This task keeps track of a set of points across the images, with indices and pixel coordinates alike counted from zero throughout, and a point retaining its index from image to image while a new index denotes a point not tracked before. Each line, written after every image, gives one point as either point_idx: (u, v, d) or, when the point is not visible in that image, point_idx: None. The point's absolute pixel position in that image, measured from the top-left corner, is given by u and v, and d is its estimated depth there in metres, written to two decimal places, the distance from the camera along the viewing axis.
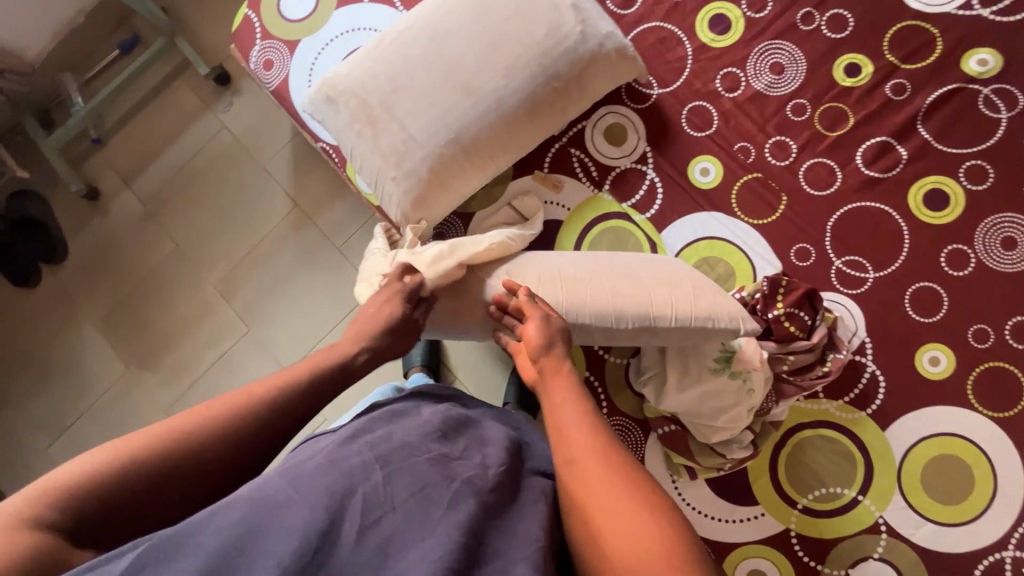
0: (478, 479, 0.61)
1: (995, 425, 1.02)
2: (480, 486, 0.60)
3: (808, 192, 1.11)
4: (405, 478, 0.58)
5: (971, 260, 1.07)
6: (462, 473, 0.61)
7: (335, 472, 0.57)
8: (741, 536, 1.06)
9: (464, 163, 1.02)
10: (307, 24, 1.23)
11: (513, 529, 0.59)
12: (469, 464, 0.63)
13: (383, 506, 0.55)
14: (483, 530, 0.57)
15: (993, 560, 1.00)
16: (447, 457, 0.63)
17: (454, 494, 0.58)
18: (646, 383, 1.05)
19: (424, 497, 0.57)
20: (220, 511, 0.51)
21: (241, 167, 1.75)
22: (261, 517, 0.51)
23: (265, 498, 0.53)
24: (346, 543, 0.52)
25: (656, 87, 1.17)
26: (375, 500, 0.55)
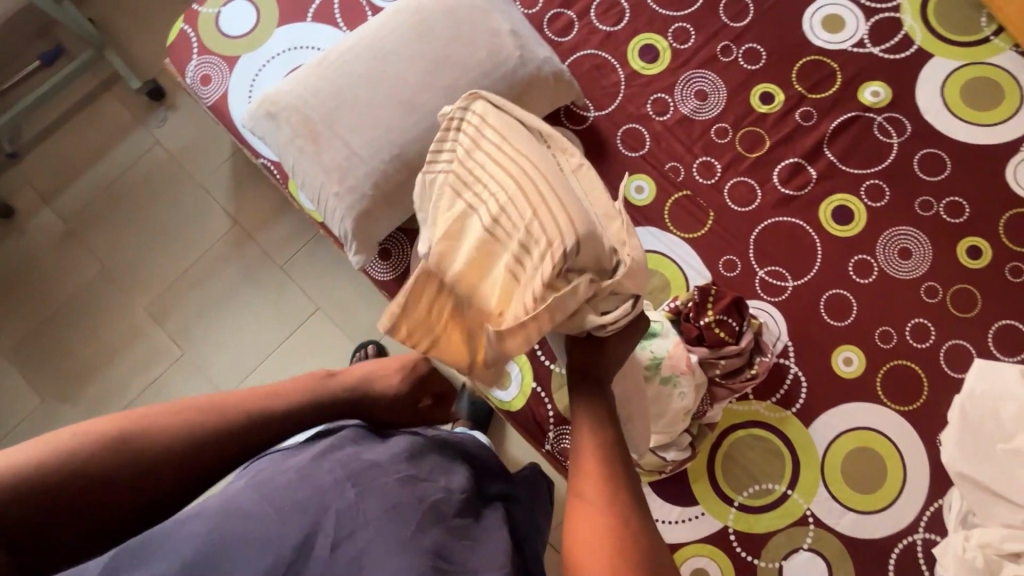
0: (444, 504, 0.60)
1: (902, 417, 1.13)
2: (446, 512, 0.60)
3: (732, 208, 1.20)
4: (376, 497, 0.57)
5: (875, 268, 1.18)
6: (431, 495, 0.60)
7: (306, 489, 0.55)
8: (683, 536, 1.11)
9: (407, 178, 1.04)
10: (247, 41, 1.22)
11: (478, 553, 0.59)
12: (435, 485, 0.62)
13: (356, 523, 0.54)
14: (449, 550, 0.57)
15: (906, 543, 1.09)
16: (416, 477, 0.61)
17: (424, 515, 0.58)
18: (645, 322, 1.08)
19: (395, 516, 0.56)
20: (195, 521, 0.51)
21: (176, 184, 1.69)
22: (232, 532, 0.51)
23: (235, 512, 0.52)
24: (319, 558, 0.52)
25: (593, 110, 1.24)
26: (348, 519, 0.54)
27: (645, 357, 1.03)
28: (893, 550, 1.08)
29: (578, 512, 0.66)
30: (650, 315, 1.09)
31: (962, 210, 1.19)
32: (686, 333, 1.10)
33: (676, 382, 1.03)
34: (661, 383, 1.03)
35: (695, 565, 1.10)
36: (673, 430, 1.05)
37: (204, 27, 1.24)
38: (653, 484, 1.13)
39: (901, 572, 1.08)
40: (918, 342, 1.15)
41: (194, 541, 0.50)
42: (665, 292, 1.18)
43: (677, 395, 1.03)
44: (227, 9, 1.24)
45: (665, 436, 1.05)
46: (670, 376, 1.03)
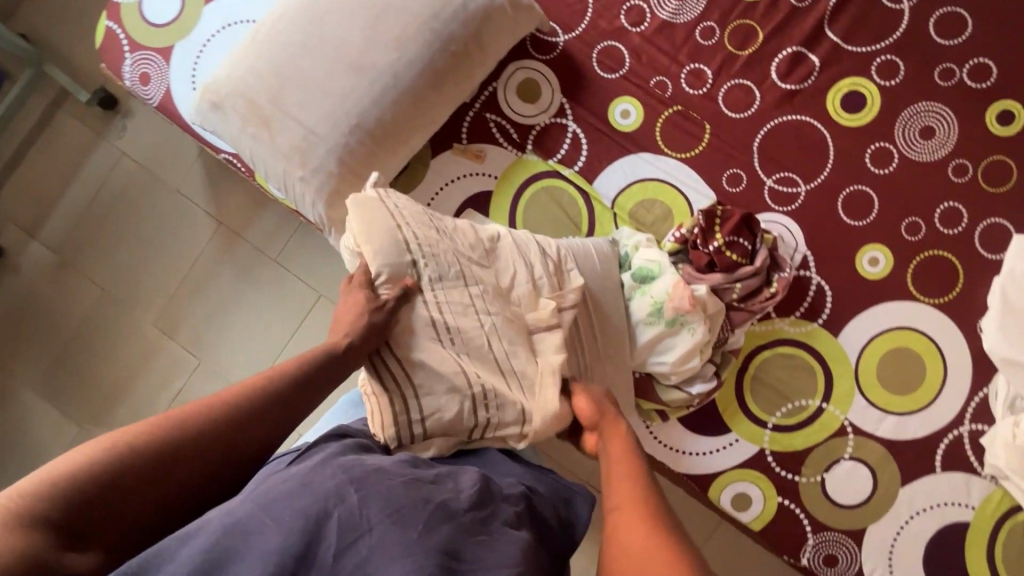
0: (453, 500, 0.57)
1: (938, 311, 1.06)
2: (455, 508, 0.56)
3: (729, 116, 1.10)
4: (379, 501, 0.54)
5: (894, 156, 1.08)
6: (437, 495, 0.57)
7: (307, 497, 0.53)
8: (720, 465, 1.09)
9: (373, 149, 0.96)
10: (178, 27, 1.12)
11: (493, 544, 0.55)
12: (444, 486, 0.59)
13: (358, 529, 0.52)
14: (458, 548, 0.53)
15: (952, 438, 1.05)
16: (422, 480, 0.58)
17: (429, 515, 0.54)
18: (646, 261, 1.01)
19: (397, 519, 0.53)
20: (197, 536, 0.50)
21: (153, 193, 1.63)
22: (232, 543, 0.50)
23: (237, 522, 0.51)
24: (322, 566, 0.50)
25: (562, 34, 1.13)
26: (350, 524, 0.52)
27: (645, 304, 0.98)
28: (939, 446, 1.05)
29: (620, 515, 0.55)
30: (652, 254, 1.02)
31: (989, 72, 1.06)
32: (696, 263, 1.03)
33: (680, 322, 0.97)
34: (668, 326, 0.98)
35: (735, 491, 1.09)
36: (687, 370, 1.00)
37: (129, 20, 1.14)
38: (682, 420, 1.11)
39: (949, 466, 1.05)
40: (949, 228, 1.06)
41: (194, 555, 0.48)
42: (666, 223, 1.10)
43: (686, 336, 0.98)
44: None
45: (680, 375, 1.01)
46: (675, 316, 0.97)
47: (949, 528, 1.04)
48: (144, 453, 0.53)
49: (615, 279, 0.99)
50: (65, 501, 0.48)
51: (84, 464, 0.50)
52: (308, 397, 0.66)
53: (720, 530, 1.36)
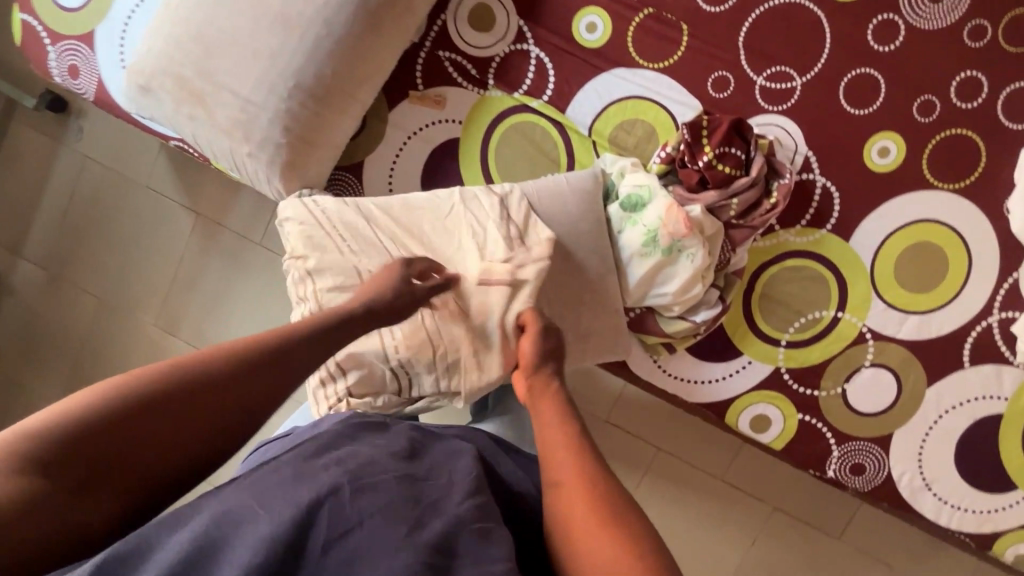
0: (451, 496, 0.53)
1: (960, 196, 0.97)
2: (451, 504, 0.52)
3: (707, 11, 0.98)
4: (372, 496, 0.50)
5: (900, 27, 0.95)
6: (432, 493, 0.53)
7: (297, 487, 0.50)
8: (735, 390, 1.06)
9: (319, 110, 0.88)
10: (93, 9, 1.03)
11: (492, 535, 0.50)
12: (439, 481, 0.55)
13: (348, 521, 0.48)
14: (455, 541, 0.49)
15: (980, 330, 0.98)
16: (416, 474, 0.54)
17: (422, 514, 0.50)
18: (636, 185, 0.94)
19: (390, 514, 0.49)
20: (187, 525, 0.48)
21: (124, 193, 1.58)
22: (219, 534, 0.48)
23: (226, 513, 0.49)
24: (311, 555, 0.47)
25: None
26: (340, 515, 0.48)
27: (638, 235, 0.92)
28: (967, 340, 0.99)
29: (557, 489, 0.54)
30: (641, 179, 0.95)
31: None
32: (687, 182, 0.95)
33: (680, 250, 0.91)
34: (664, 254, 0.91)
35: (753, 414, 1.06)
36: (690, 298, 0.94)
37: (42, 9, 1.05)
38: (691, 350, 1.06)
39: (978, 359, 0.99)
40: (968, 101, 0.95)
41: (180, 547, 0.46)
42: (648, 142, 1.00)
43: (685, 263, 0.92)
44: None
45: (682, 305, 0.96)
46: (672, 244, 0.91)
47: (982, 422, 1.00)
48: (163, 385, 0.51)
49: (599, 212, 0.93)
50: (95, 423, 0.48)
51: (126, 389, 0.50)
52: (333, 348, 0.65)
53: (743, 453, 1.34)
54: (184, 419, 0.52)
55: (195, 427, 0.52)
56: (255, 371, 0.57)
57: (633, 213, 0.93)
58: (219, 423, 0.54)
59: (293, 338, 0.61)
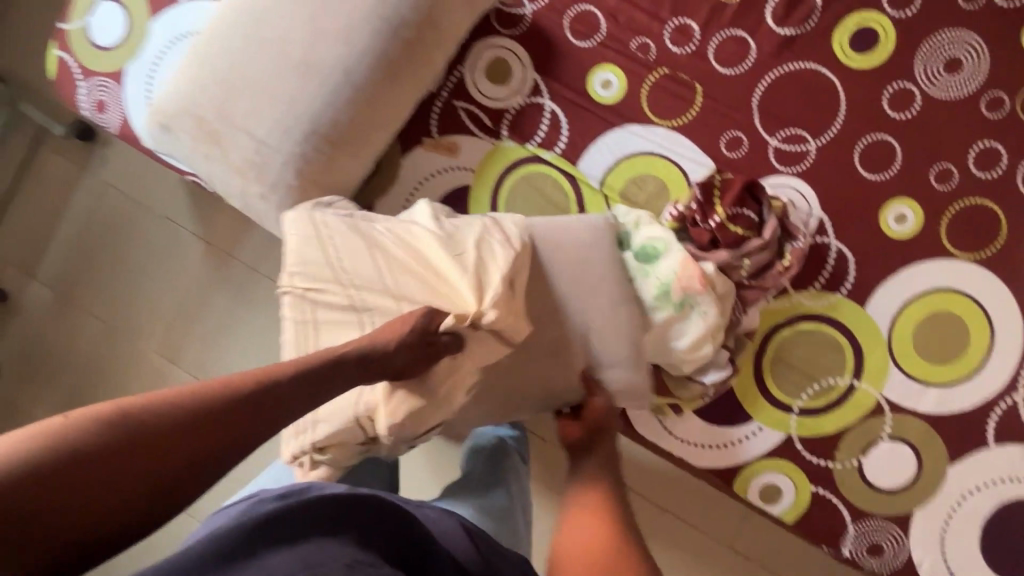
0: None
1: (981, 266, 0.94)
2: None
3: (722, 73, 0.99)
4: None
5: (916, 95, 0.95)
6: None
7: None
8: (745, 456, 1.01)
9: (332, 154, 0.89)
10: (125, 48, 1.07)
11: None
12: None
13: None
14: None
15: (1005, 406, 0.94)
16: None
17: None
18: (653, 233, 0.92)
19: None
20: None
21: (140, 221, 1.61)
22: None
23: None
24: None
25: (528, 3, 1.03)
26: None
27: (650, 287, 0.90)
28: (990, 417, 0.94)
29: None
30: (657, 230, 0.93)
31: None
32: (698, 240, 0.93)
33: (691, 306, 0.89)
34: (676, 309, 0.89)
35: (763, 483, 1.00)
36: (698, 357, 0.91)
37: (76, 46, 1.09)
38: (699, 412, 1.02)
39: (1004, 438, 0.94)
40: (986, 171, 0.94)
41: None
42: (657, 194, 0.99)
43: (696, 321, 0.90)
44: (93, 18, 1.09)
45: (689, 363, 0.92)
46: (683, 300, 0.89)
47: (1010, 506, 0.93)
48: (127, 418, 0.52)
49: (615, 256, 0.90)
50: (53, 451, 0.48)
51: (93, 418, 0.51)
52: (313, 395, 0.66)
53: (752, 519, 1.27)
54: (148, 451, 0.52)
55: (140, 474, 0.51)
56: (211, 417, 0.56)
57: (645, 262, 0.91)
58: (172, 471, 0.53)
59: (259, 385, 0.61)
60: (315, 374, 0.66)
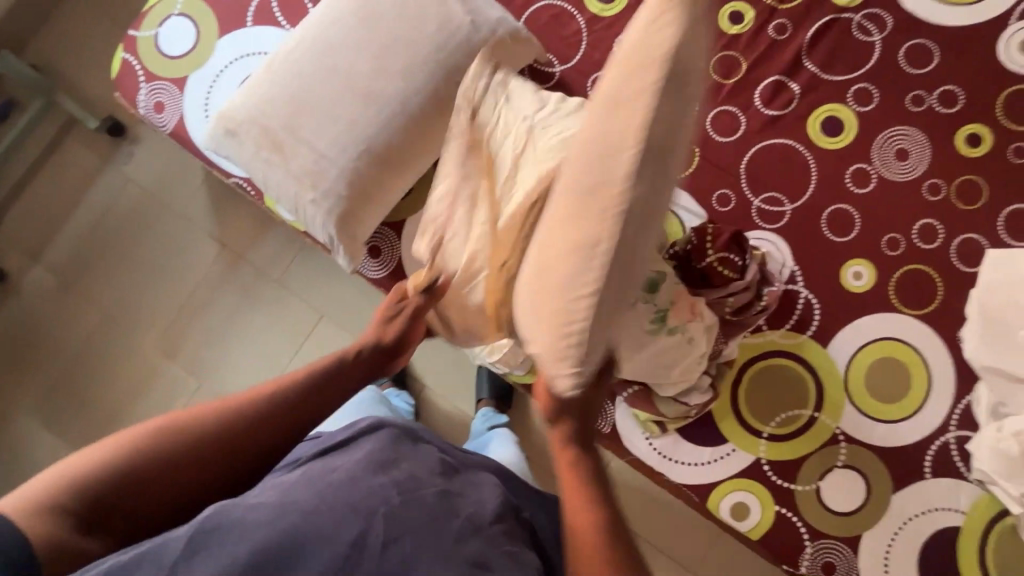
0: (478, 515, 0.64)
1: (922, 321, 1.11)
2: (480, 522, 0.63)
3: (717, 140, 1.16)
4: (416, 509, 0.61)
5: (872, 175, 1.14)
6: (465, 509, 0.64)
7: (356, 493, 0.61)
8: (719, 475, 1.12)
9: (381, 172, 1.01)
10: (192, 59, 1.18)
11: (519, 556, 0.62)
12: (468, 499, 0.66)
13: (403, 526, 0.59)
14: (490, 557, 0.60)
15: (940, 443, 1.09)
16: (449, 492, 0.66)
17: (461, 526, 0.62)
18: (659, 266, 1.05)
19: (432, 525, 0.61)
20: (260, 510, 0.59)
21: (156, 217, 1.67)
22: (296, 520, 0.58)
23: (305, 509, 0.59)
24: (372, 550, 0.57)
25: (558, 64, 1.20)
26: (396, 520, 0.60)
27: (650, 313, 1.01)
28: (927, 452, 1.09)
29: None
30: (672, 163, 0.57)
31: (957, 99, 1.15)
32: (690, 277, 1.06)
33: (588, 217, 0.56)
34: (669, 334, 1.01)
35: (734, 501, 1.11)
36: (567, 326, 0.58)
37: (145, 52, 1.20)
38: (681, 431, 1.14)
39: (938, 471, 1.09)
40: (927, 243, 1.13)
41: (263, 532, 0.57)
42: (668, 15, 0.54)
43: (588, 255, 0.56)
44: (164, 29, 1.19)
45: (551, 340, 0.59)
46: (589, 224, 0.55)
47: (942, 532, 1.07)
48: (176, 435, 0.66)
49: None
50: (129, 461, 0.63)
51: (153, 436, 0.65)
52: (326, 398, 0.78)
53: (721, 542, 1.37)
54: (191, 463, 0.66)
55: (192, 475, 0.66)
56: (238, 434, 0.69)
57: None
58: (218, 472, 0.68)
59: (275, 397, 0.73)
60: (322, 383, 0.78)
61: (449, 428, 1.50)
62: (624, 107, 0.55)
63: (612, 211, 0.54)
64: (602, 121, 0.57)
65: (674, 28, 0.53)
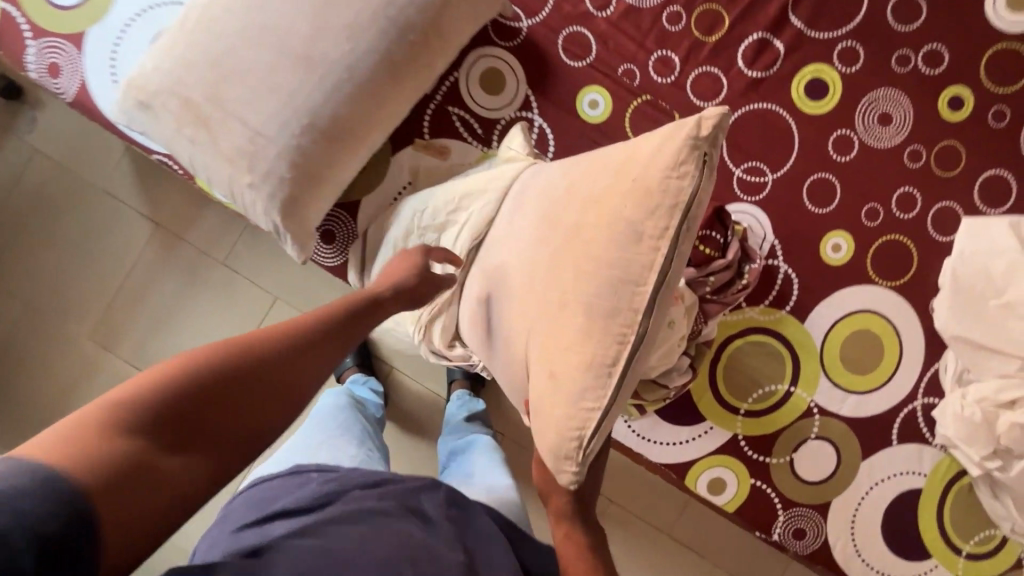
0: None
1: (896, 292, 1.11)
2: None
3: (697, 104, 1.08)
4: None
5: (855, 142, 1.10)
6: None
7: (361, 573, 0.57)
8: (697, 453, 1.12)
9: (328, 150, 0.88)
10: (88, 10, 0.99)
11: None
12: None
13: None
14: None
15: (907, 412, 1.11)
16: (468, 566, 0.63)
17: None
18: None
19: None
20: None
21: (75, 194, 1.47)
22: None
23: None
24: None
25: (525, 18, 1.07)
26: None
27: None
28: (895, 421, 1.11)
29: None
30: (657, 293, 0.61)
31: (942, 59, 1.09)
32: None
33: (601, 338, 0.60)
34: None
35: (710, 477, 1.12)
36: (578, 428, 0.60)
37: (27, 2, 0.99)
38: (659, 412, 1.12)
39: (904, 438, 1.11)
40: (905, 212, 1.10)
41: None
42: (684, 167, 0.59)
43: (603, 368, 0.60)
44: None
45: (554, 435, 0.62)
46: (602, 347, 0.60)
47: (906, 495, 1.11)
48: (226, 358, 0.60)
49: None
50: (170, 398, 0.55)
51: (200, 362, 0.58)
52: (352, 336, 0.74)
53: (689, 508, 1.41)
54: (245, 396, 0.60)
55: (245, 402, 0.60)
56: (295, 360, 0.65)
57: None
58: (275, 409, 0.62)
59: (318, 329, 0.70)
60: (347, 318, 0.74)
61: (420, 412, 1.44)
62: (638, 241, 0.60)
63: (629, 336, 0.60)
64: (620, 248, 0.61)
65: (692, 183, 0.59)
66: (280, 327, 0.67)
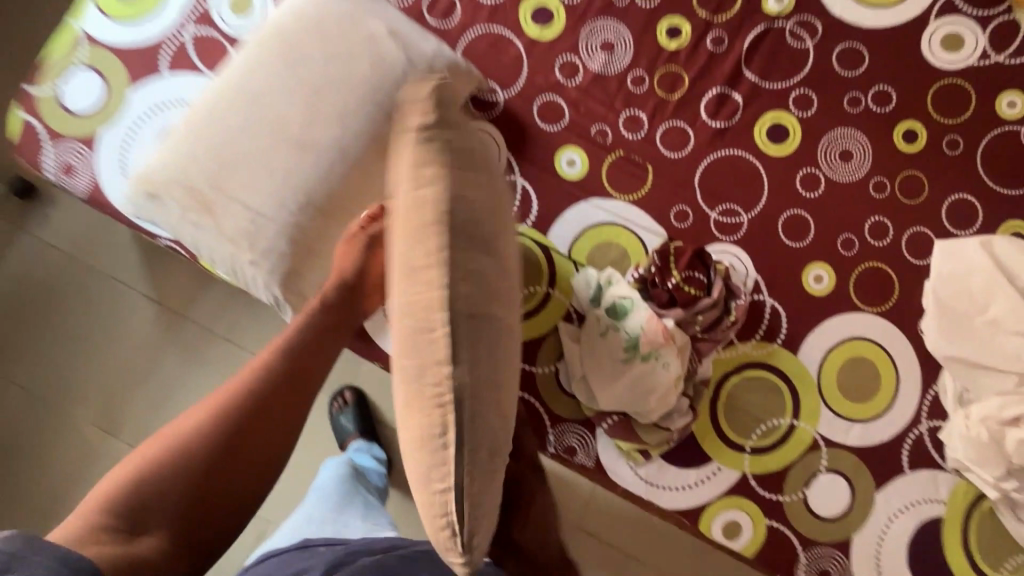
0: None
1: (883, 317, 1.13)
2: None
3: (668, 155, 1.15)
4: None
5: (821, 178, 1.16)
6: None
7: None
8: (708, 495, 1.10)
9: (325, 223, 0.94)
10: (103, 114, 1.08)
11: None
12: None
13: None
14: None
15: (914, 437, 1.10)
16: None
17: None
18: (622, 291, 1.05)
19: None
20: None
21: (83, 282, 1.53)
22: None
23: None
24: None
25: (501, 91, 1.16)
26: None
27: (622, 341, 1.03)
28: (904, 446, 1.10)
29: None
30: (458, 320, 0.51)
31: (890, 98, 1.18)
32: (657, 299, 1.05)
33: (422, 406, 0.51)
34: (642, 360, 1.01)
35: (724, 520, 1.09)
36: (442, 516, 0.51)
37: (46, 111, 1.08)
38: (665, 456, 1.11)
39: (916, 464, 1.10)
40: (879, 240, 1.15)
41: None
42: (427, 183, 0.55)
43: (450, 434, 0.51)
44: (68, 84, 1.09)
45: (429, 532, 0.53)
46: (427, 417, 0.51)
47: (927, 525, 1.08)
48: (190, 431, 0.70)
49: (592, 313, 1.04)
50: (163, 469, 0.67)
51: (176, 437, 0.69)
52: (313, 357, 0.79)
53: (707, 560, 1.35)
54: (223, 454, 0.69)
55: (278, 424, 0.73)
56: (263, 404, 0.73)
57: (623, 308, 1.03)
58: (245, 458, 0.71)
59: (271, 366, 0.76)
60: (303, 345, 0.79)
61: None
62: (420, 271, 0.52)
63: (445, 396, 0.50)
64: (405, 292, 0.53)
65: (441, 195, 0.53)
66: (235, 382, 0.75)
